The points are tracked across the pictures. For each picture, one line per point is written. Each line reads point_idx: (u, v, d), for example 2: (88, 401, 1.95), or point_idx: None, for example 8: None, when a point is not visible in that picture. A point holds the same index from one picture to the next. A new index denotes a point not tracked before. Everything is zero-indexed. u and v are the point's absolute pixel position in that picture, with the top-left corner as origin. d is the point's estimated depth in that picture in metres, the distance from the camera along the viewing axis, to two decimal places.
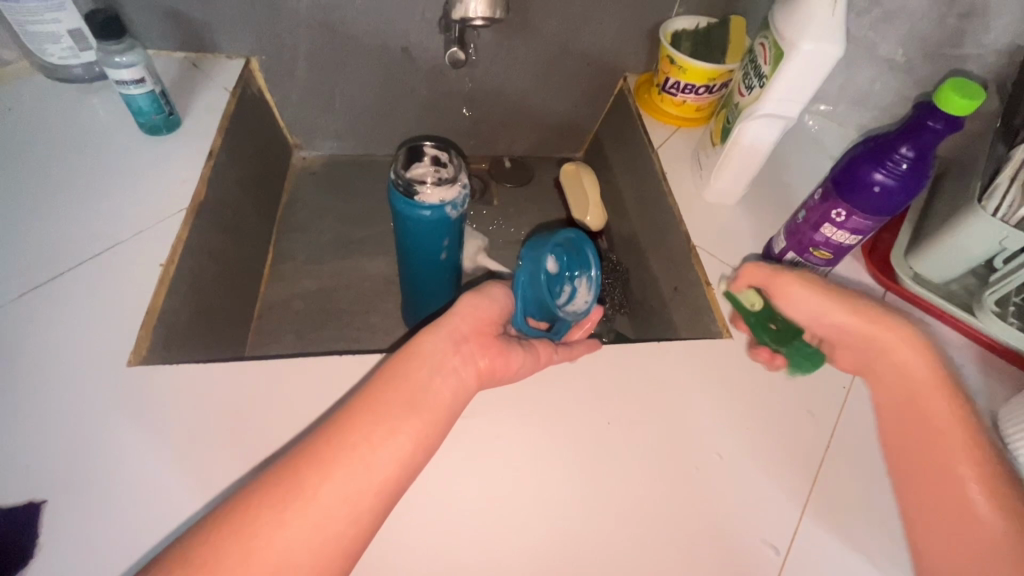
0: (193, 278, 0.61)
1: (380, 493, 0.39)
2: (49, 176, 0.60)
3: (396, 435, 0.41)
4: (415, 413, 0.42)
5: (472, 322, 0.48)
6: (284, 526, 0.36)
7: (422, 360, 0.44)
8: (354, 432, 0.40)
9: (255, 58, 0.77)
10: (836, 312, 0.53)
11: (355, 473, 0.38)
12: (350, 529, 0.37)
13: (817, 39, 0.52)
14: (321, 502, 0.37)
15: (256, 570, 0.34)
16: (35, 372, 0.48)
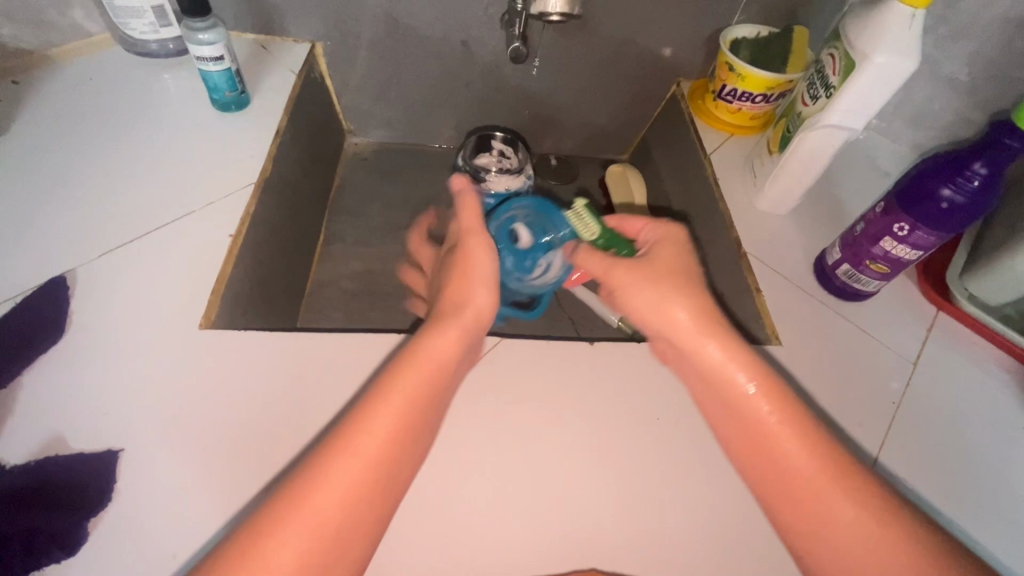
0: (256, 250, 0.63)
1: (384, 484, 0.40)
2: (128, 144, 0.63)
3: (403, 452, 0.42)
4: (413, 407, 0.43)
5: (479, 304, 0.52)
6: (275, 542, 0.36)
7: (428, 354, 0.46)
8: (352, 432, 0.41)
9: (321, 43, 0.79)
10: (674, 304, 0.50)
11: (333, 483, 0.38)
12: (345, 530, 0.38)
13: (892, 53, 0.52)
14: (304, 511, 0.37)
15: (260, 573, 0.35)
16: (113, 328, 0.50)
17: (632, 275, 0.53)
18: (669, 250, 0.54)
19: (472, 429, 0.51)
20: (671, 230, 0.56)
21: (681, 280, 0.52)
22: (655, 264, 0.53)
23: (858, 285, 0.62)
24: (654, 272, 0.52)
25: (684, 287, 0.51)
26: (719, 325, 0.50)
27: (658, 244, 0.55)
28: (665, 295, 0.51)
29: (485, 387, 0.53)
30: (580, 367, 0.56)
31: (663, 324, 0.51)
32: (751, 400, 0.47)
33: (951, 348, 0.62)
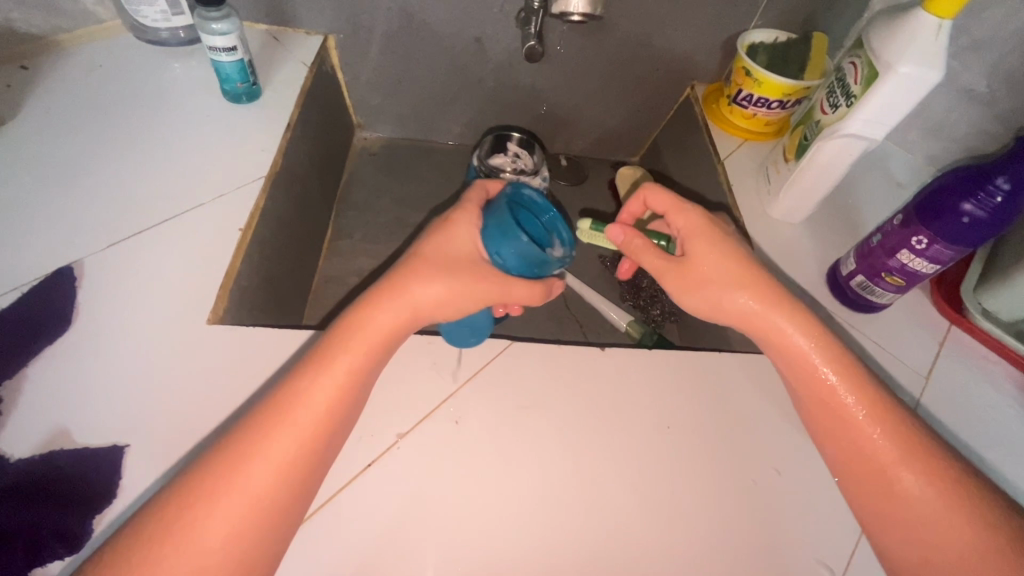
0: (264, 244, 0.63)
1: (320, 456, 0.41)
2: (137, 133, 0.62)
3: (331, 421, 0.42)
4: (360, 376, 0.44)
5: (473, 298, 0.49)
6: (203, 521, 0.37)
7: (390, 312, 0.46)
8: (295, 412, 0.41)
9: (333, 36, 0.78)
10: (730, 296, 0.49)
11: (264, 463, 0.39)
12: (279, 508, 0.39)
13: (916, 63, 0.52)
14: (239, 490, 0.38)
15: (190, 538, 0.36)
16: (119, 321, 0.50)
17: (683, 281, 0.51)
18: (704, 241, 0.51)
19: (480, 432, 0.50)
20: (688, 218, 0.52)
21: (723, 276, 0.50)
22: (697, 266, 0.51)
23: (872, 298, 0.61)
24: (700, 275, 0.50)
25: (733, 274, 0.50)
26: (781, 304, 0.49)
27: (693, 234, 0.52)
28: (721, 297, 0.50)
29: (495, 390, 0.53)
30: (590, 373, 0.55)
31: (725, 316, 0.51)
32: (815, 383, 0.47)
33: (963, 362, 0.61)
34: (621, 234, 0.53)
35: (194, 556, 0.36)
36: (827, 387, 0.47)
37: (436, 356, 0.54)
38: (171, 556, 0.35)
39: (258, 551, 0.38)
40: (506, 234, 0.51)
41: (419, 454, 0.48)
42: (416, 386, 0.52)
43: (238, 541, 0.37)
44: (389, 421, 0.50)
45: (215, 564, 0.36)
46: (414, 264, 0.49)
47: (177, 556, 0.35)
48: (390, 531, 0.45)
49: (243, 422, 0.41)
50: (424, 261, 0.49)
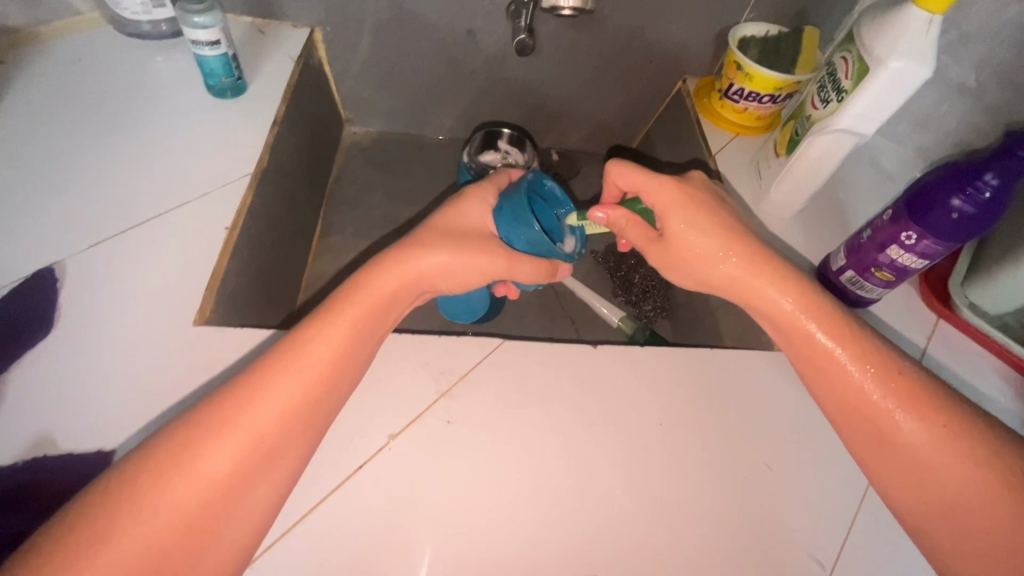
0: (252, 243, 0.62)
1: (322, 403, 0.42)
2: (119, 129, 0.60)
3: (338, 366, 0.43)
4: (366, 329, 0.45)
5: (479, 272, 0.51)
6: (207, 452, 0.37)
7: (398, 274, 0.48)
8: (305, 355, 0.42)
9: (320, 28, 0.77)
10: (715, 270, 0.50)
11: (267, 403, 0.39)
12: (280, 447, 0.40)
13: (907, 58, 0.52)
14: (244, 424, 0.38)
15: (198, 466, 0.36)
16: (104, 323, 0.49)
17: (665, 257, 0.53)
18: (680, 216, 0.51)
19: (472, 431, 0.50)
20: (663, 191, 0.51)
21: (705, 253, 0.50)
22: (675, 244, 0.51)
23: (861, 292, 0.61)
24: (682, 254, 0.51)
25: (706, 243, 0.50)
26: (785, 275, 0.49)
27: (670, 208, 0.51)
28: (704, 267, 0.50)
29: (487, 389, 0.52)
30: (583, 369, 0.55)
31: (727, 290, 0.51)
32: (816, 355, 0.46)
33: (951, 356, 0.62)
34: (602, 214, 0.52)
35: (195, 486, 0.36)
36: (819, 374, 0.46)
37: (428, 356, 0.53)
38: (170, 485, 0.36)
39: (262, 484, 0.38)
40: (518, 218, 0.52)
41: (411, 455, 0.48)
42: (408, 386, 0.51)
43: (243, 473, 0.38)
44: (380, 423, 0.49)
45: (216, 494, 0.36)
46: (424, 234, 0.50)
47: (176, 486, 0.36)
48: (382, 530, 0.45)
49: (247, 368, 0.41)
50: (436, 231, 0.51)
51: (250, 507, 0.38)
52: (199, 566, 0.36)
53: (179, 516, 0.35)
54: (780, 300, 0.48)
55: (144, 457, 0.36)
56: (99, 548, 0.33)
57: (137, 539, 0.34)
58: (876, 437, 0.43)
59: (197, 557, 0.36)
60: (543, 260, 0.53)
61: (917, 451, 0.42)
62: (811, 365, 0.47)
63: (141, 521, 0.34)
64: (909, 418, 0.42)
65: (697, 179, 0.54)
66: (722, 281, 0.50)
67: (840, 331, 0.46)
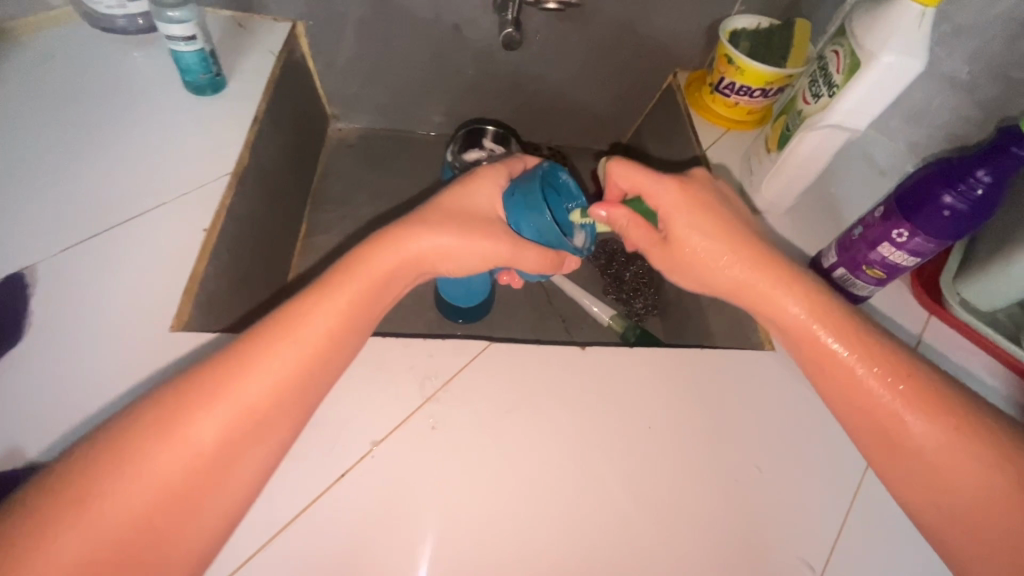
0: (232, 244, 0.60)
1: (314, 380, 0.41)
2: (93, 128, 0.59)
3: (332, 342, 0.42)
4: (362, 306, 0.44)
5: (479, 257, 0.50)
6: (195, 421, 0.36)
7: (398, 251, 0.47)
8: (299, 329, 0.41)
9: (302, 22, 0.75)
10: (721, 274, 0.49)
11: (258, 374, 0.38)
12: (269, 421, 0.39)
13: (899, 52, 0.51)
14: (234, 395, 0.37)
15: (185, 433, 0.36)
16: (78, 330, 0.47)
17: (669, 257, 0.52)
18: (685, 220, 0.49)
19: (458, 436, 0.49)
20: (667, 194, 0.50)
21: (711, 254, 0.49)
22: (680, 247, 0.50)
23: (852, 290, 0.60)
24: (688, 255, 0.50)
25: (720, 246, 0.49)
26: (784, 275, 0.48)
27: (672, 210, 0.50)
28: (711, 270, 0.50)
29: (473, 393, 0.51)
30: (570, 371, 0.54)
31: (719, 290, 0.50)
32: (820, 350, 0.46)
33: (942, 353, 0.61)
34: (605, 213, 0.51)
35: (182, 454, 0.35)
36: (821, 364, 0.46)
37: (412, 361, 0.52)
38: (156, 451, 0.35)
39: (248, 457, 0.38)
40: (530, 206, 0.52)
41: (395, 461, 0.47)
42: (391, 392, 0.50)
43: (229, 445, 0.37)
44: (363, 430, 0.48)
45: (202, 464, 0.36)
46: (425, 213, 0.49)
47: (162, 454, 0.35)
48: (366, 538, 0.44)
49: (240, 338, 0.41)
50: (440, 209, 0.50)
51: (234, 479, 0.37)
52: (180, 537, 0.35)
53: (163, 484, 0.34)
54: (774, 298, 0.48)
55: (130, 422, 0.36)
56: (82, 509, 0.32)
57: (119, 504, 0.33)
58: (880, 434, 0.43)
59: (176, 529, 0.35)
60: (550, 251, 0.52)
61: (915, 452, 0.41)
62: (815, 363, 0.47)
63: (128, 485, 0.34)
64: (904, 421, 0.42)
65: (701, 177, 0.53)
66: (718, 280, 0.50)
67: (847, 330, 0.45)
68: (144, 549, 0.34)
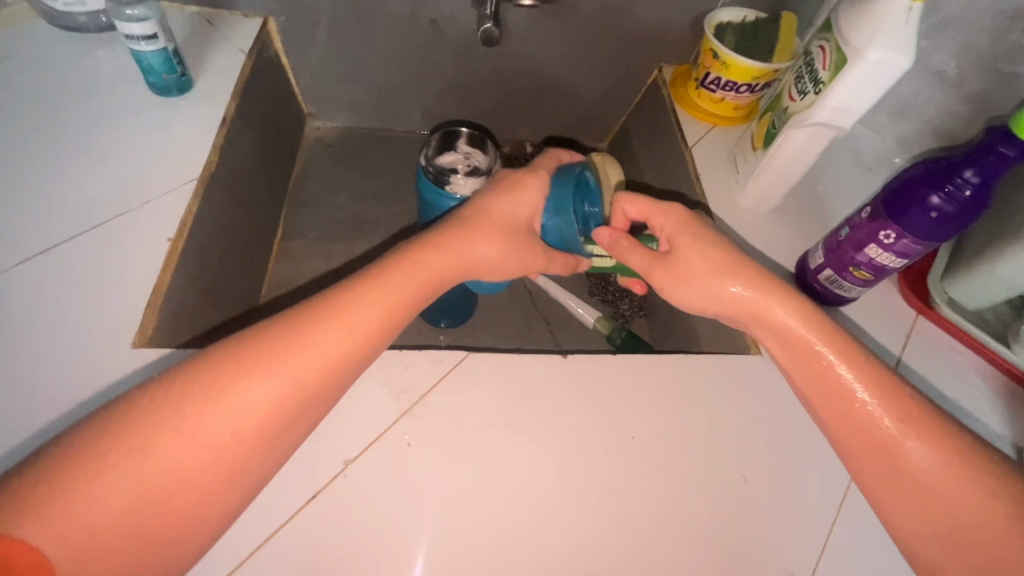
0: (200, 253, 0.58)
1: (358, 364, 0.41)
2: (50, 132, 0.56)
3: (382, 328, 0.42)
4: (417, 296, 0.44)
5: (514, 269, 0.51)
6: (247, 387, 0.36)
7: (453, 255, 0.47)
8: (352, 312, 0.41)
9: (274, 18, 0.72)
10: (720, 285, 0.48)
11: (314, 351, 0.39)
12: (314, 399, 0.39)
13: (887, 49, 0.49)
14: (285, 367, 0.37)
15: (237, 399, 0.36)
16: (32, 347, 0.45)
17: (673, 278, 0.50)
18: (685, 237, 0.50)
19: (433, 451, 0.48)
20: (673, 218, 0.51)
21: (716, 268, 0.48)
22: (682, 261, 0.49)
23: (839, 292, 0.59)
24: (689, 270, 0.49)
25: (719, 261, 0.48)
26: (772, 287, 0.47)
27: (676, 230, 0.51)
28: (711, 284, 0.48)
29: (450, 406, 0.50)
30: (554, 378, 0.53)
31: (702, 294, 0.49)
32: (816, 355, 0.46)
33: (930, 354, 0.60)
34: (607, 235, 0.52)
35: (230, 419, 0.35)
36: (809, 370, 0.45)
37: (386, 374, 0.51)
38: (208, 413, 0.35)
39: (285, 433, 0.38)
40: (558, 212, 0.55)
41: (369, 479, 0.46)
42: (364, 408, 0.49)
43: (275, 418, 0.37)
44: (336, 447, 0.47)
45: (247, 433, 0.36)
46: (478, 218, 0.49)
47: (213, 416, 0.35)
48: (337, 560, 0.43)
49: (296, 309, 0.41)
50: (495, 211, 0.50)
51: (270, 453, 0.37)
52: (217, 504, 0.35)
53: (210, 448, 0.35)
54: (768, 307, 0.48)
55: (186, 378, 0.36)
56: (131, 458, 0.33)
57: (168, 461, 0.33)
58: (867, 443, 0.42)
59: (216, 494, 0.35)
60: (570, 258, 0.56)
61: (900, 457, 0.41)
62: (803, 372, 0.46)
63: (177, 442, 0.34)
64: None
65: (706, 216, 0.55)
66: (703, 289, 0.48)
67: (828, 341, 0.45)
68: (180, 512, 0.34)
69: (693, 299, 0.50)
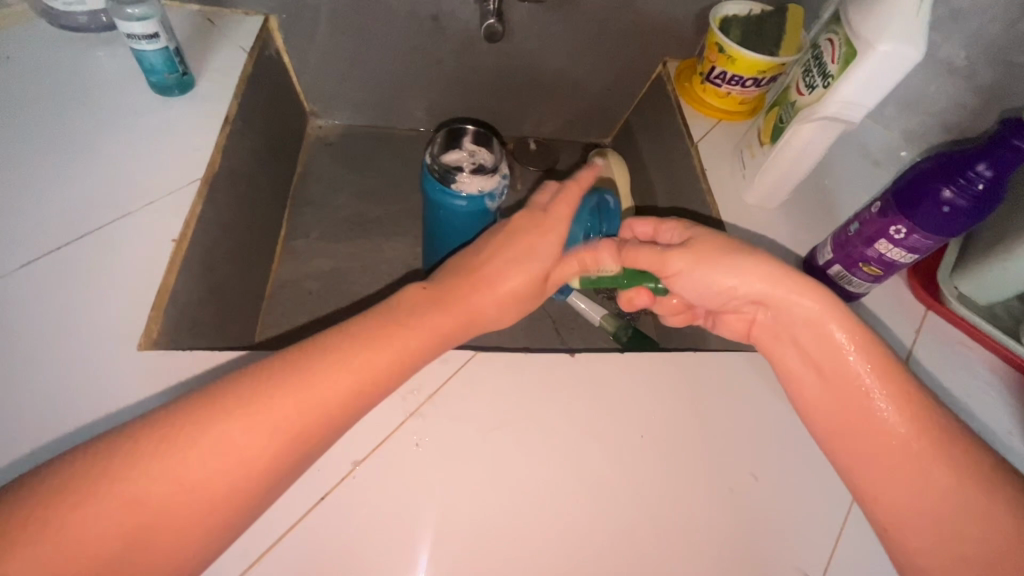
0: (203, 253, 0.58)
1: (356, 414, 0.41)
2: (51, 134, 0.55)
3: (382, 379, 0.41)
4: (420, 349, 0.44)
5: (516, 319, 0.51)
6: (240, 430, 0.36)
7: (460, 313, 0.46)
8: (355, 359, 0.40)
9: (275, 16, 0.72)
10: (739, 276, 0.47)
11: (309, 397, 0.38)
12: (307, 445, 0.38)
13: (898, 40, 0.48)
14: (279, 411, 0.37)
15: (228, 444, 0.36)
16: (36, 351, 0.45)
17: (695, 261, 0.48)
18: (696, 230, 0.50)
19: (441, 453, 0.47)
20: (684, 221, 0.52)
21: (734, 250, 0.48)
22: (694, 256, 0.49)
23: (848, 288, 0.58)
24: (705, 256, 0.48)
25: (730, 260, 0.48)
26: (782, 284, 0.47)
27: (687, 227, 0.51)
28: (729, 276, 0.47)
29: (457, 407, 0.49)
30: (563, 379, 0.52)
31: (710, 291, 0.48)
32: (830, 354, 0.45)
33: (940, 349, 0.59)
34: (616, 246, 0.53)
35: (218, 460, 0.35)
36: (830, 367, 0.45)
37: None
38: (196, 450, 0.35)
39: (277, 477, 0.38)
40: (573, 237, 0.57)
41: (377, 481, 0.45)
42: (372, 409, 0.48)
43: (265, 464, 0.37)
44: (343, 450, 0.46)
45: (235, 476, 0.36)
46: (490, 275, 0.48)
47: (203, 454, 0.35)
48: (345, 560, 0.43)
49: (300, 352, 0.40)
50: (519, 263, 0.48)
51: (259, 497, 0.37)
52: (201, 545, 0.35)
53: (196, 485, 0.35)
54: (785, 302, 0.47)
55: (183, 413, 0.36)
56: (117, 489, 0.33)
57: (156, 498, 0.34)
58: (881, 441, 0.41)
59: (200, 536, 0.35)
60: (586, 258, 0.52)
61: None
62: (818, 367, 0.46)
63: (166, 480, 0.34)
64: None
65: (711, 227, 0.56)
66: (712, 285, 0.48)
67: None
68: (162, 554, 0.34)
69: (707, 294, 0.49)
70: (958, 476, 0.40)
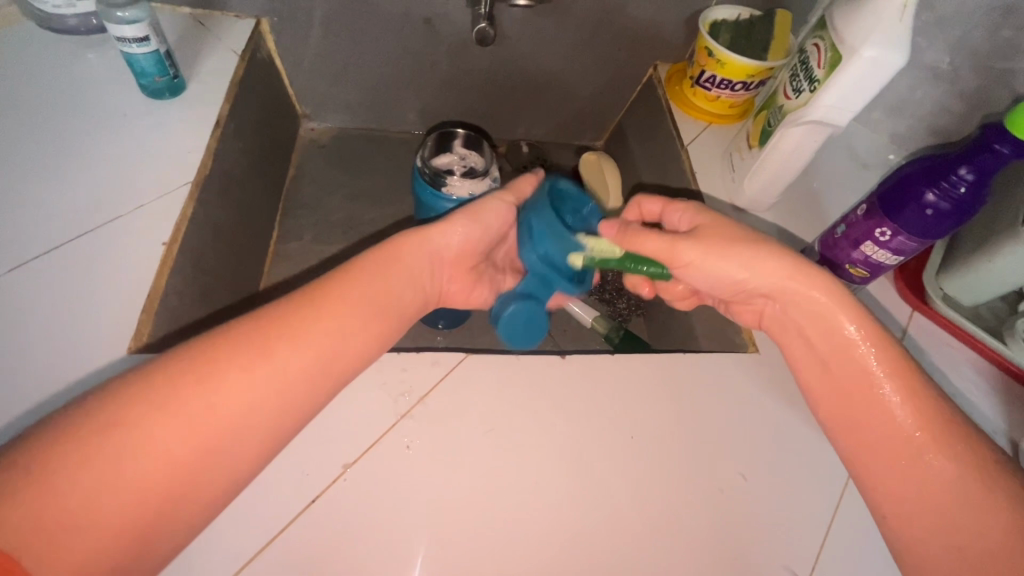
0: (194, 255, 0.57)
1: (343, 368, 0.43)
2: (41, 135, 0.55)
3: (365, 331, 0.44)
4: (399, 299, 0.46)
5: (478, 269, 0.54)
6: (230, 378, 0.38)
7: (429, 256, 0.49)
8: (338, 310, 0.42)
9: (267, 19, 0.72)
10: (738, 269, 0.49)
11: (297, 347, 0.40)
12: (296, 396, 0.40)
13: (882, 46, 0.49)
14: (268, 360, 0.39)
15: (220, 391, 0.37)
16: (25, 353, 0.45)
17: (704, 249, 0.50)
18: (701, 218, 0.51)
19: (432, 454, 0.47)
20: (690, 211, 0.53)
21: (733, 246, 0.49)
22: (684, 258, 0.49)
23: None
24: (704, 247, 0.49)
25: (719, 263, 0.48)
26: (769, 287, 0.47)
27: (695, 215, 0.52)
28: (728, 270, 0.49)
29: (449, 410, 0.50)
30: (555, 378, 0.53)
31: None
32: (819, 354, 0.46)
33: (926, 350, 0.60)
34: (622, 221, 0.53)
35: (209, 408, 0.37)
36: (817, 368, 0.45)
37: (385, 376, 0.50)
38: (191, 400, 0.36)
39: (267, 429, 0.39)
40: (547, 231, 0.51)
41: (369, 482, 0.46)
42: (363, 411, 0.48)
43: (256, 412, 0.38)
44: (335, 452, 0.46)
45: (226, 424, 0.37)
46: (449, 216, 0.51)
47: (194, 402, 0.36)
48: (336, 561, 0.43)
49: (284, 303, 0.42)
50: (461, 243, 0.51)
51: (250, 447, 0.38)
52: (194, 493, 0.36)
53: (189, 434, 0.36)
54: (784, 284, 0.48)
55: (173, 365, 0.37)
56: (110, 443, 0.34)
57: (149, 445, 0.34)
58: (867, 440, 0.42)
59: (192, 484, 0.36)
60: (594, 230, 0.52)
61: None
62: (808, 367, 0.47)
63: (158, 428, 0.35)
64: None
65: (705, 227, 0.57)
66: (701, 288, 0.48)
67: None
68: (155, 501, 0.34)
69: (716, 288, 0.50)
70: (943, 475, 0.41)
